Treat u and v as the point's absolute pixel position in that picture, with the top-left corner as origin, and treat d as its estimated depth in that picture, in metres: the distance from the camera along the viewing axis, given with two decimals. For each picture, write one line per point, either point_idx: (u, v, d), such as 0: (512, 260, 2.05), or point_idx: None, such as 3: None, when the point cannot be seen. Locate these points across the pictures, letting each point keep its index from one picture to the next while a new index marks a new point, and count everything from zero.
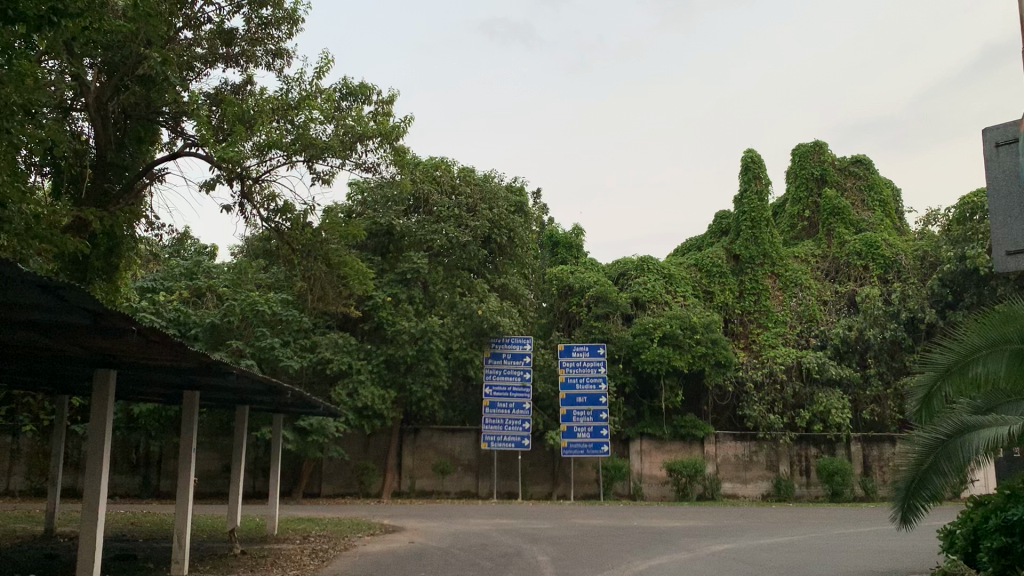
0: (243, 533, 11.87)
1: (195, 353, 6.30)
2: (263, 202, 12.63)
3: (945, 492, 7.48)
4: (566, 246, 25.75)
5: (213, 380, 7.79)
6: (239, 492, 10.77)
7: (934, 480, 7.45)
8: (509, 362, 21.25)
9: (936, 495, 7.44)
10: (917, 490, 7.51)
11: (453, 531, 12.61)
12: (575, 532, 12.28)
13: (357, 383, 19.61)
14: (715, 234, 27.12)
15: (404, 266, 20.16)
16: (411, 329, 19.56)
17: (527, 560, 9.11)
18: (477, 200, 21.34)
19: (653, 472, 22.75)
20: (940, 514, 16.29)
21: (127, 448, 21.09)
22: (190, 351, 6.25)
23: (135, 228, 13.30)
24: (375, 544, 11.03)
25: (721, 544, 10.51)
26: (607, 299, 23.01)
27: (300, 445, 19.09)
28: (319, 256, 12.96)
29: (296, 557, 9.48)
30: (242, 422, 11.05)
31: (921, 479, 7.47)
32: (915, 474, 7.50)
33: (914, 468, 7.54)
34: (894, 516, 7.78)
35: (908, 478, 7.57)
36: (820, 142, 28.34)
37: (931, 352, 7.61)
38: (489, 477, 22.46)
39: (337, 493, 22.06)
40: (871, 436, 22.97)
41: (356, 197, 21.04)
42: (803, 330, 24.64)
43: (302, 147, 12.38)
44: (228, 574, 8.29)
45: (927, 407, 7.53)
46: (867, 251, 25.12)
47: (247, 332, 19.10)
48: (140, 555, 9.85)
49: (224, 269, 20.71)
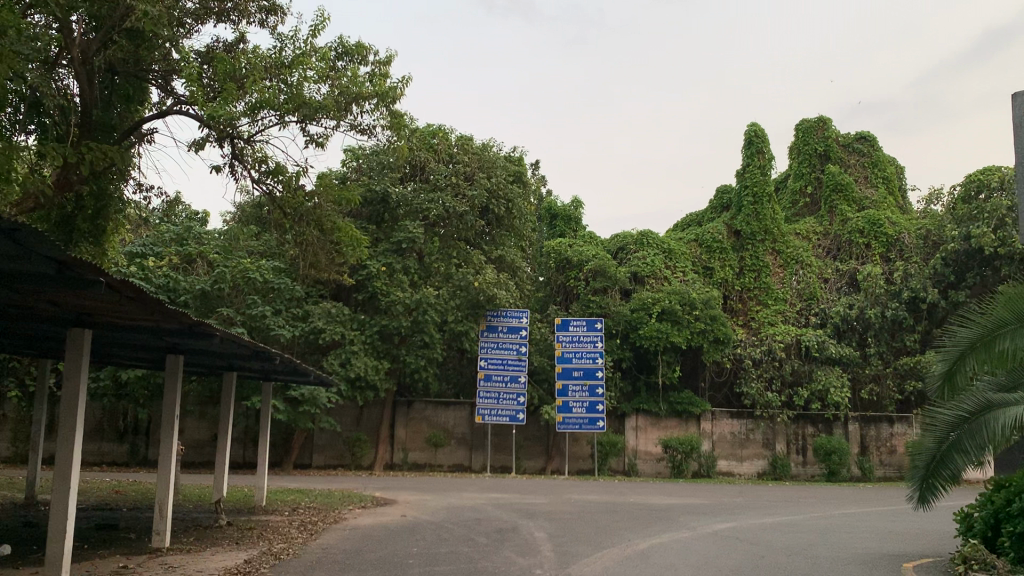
0: (230, 504, 11.54)
1: (174, 314, 5.92)
2: (254, 163, 12.15)
3: (964, 473, 7.24)
4: (565, 218, 25.30)
5: (195, 343, 7.39)
6: (225, 462, 10.42)
7: (955, 460, 7.21)
8: (505, 335, 20.89)
9: (956, 476, 7.20)
10: (937, 469, 7.29)
11: (446, 505, 12.28)
12: (571, 508, 11.96)
13: (350, 354, 19.23)
14: (715, 208, 26.72)
15: (399, 236, 19.74)
16: (406, 300, 19.24)
17: (523, 536, 8.79)
18: (475, 168, 20.83)
19: (647, 448, 22.56)
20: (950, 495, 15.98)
21: (115, 416, 20.78)
22: (169, 311, 5.87)
23: (123, 190, 12.87)
24: (366, 517, 10.70)
25: (722, 523, 10.19)
26: (605, 273, 22.60)
27: (290, 415, 18.77)
28: (312, 222, 12.55)
29: (284, 530, 9.14)
30: (229, 389, 10.65)
31: (941, 458, 7.26)
32: (935, 453, 7.26)
33: (935, 447, 7.31)
34: (910, 496, 7.55)
35: (928, 458, 7.35)
36: (824, 117, 27.83)
37: (956, 324, 7.18)
38: (483, 451, 22.22)
39: (329, 464, 21.80)
40: (869, 416, 22.74)
41: (351, 164, 20.54)
42: (803, 308, 24.28)
43: (295, 106, 11.89)
44: (213, 547, 7.93)
45: (950, 383, 7.14)
46: (869, 229, 24.72)
47: (238, 300, 18.75)
48: (121, 524, 9.52)
49: (216, 236, 20.24)
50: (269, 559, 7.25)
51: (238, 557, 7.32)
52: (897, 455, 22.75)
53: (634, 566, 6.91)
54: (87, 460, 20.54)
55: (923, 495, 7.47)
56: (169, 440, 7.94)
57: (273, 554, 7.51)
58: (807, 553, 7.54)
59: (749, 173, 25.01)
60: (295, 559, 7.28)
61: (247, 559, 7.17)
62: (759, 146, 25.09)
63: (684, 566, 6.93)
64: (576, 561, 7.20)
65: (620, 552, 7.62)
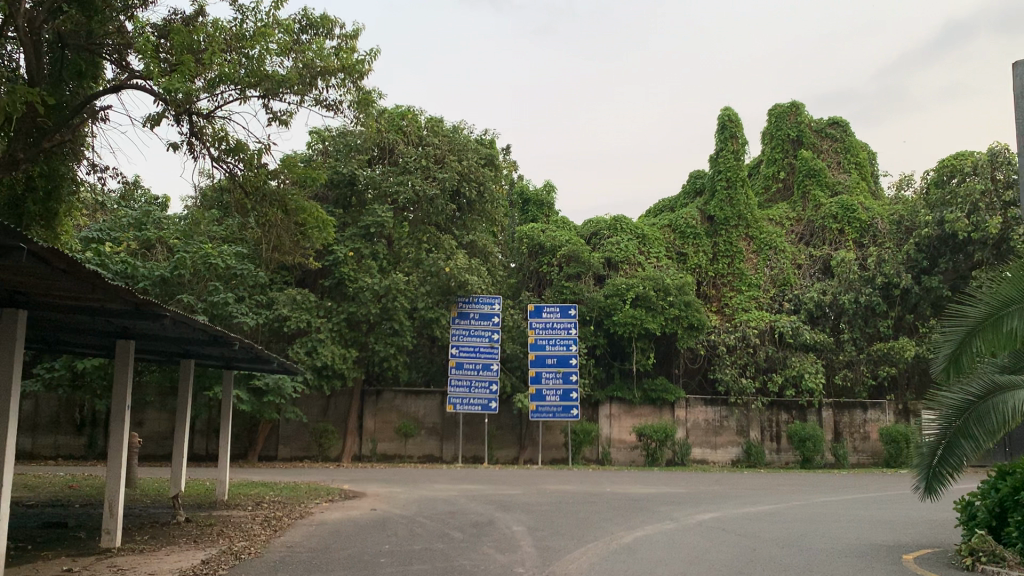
0: (189, 498, 10.96)
1: (113, 289, 5.41)
2: (213, 141, 11.48)
3: (972, 460, 7.05)
4: (537, 204, 24.83)
5: (146, 327, 6.82)
6: (182, 454, 9.82)
7: (962, 446, 7.03)
8: (477, 322, 20.41)
9: (963, 463, 7.01)
10: (944, 455, 7.12)
11: (418, 497, 11.84)
12: (548, 499, 11.58)
13: (316, 342, 18.65)
14: (689, 194, 26.41)
15: (367, 220, 19.18)
16: (374, 287, 18.71)
17: (501, 531, 8.35)
18: (445, 151, 20.29)
19: (621, 436, 22.33)
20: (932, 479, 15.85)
21: (72, 408, 20.00)
22: (107, 285, 5.35)
23: (77, 169, 12.15)
24: (334, 511, 10.20)
25: (706, 513, 9.84)
26: (579, 259, 22.20)
27: (254, 406, 18.12)
28: (275, 202, 11.95)
29: (246, 526, 8.59)
30: (187, 377, 10.03)
31: (948, 444, 7.10)
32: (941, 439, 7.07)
33: (941, 432, 7.14)
34: (916, 485, 7.37)
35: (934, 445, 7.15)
36: (797, 102, 27.64)
37: (959, 304, 6.93)
38: (454, 441, 21.78)
39: (295, 456, 21.22)
40: (843, 402, 22.65)
41: (316, 146, 19.89)
42: (776, 295, 24.10)
43: (257, 79, 11.30)
44: (168, 546, 7.35)
45: (955, 365, 6.85)
46: (842, 214, 24.60)
47: (199, 287, 18.05)
48: (71, 522, 8.91)
49: (176, 220, 19.44)
50: (229, 560, 6.71)
51: (196, 557, 6.76)
52: (871, 441, 22.70)
53: (622, 562, 6.48)
54: (43, 454, 19.76)
55: (929, 484, 7.26)
56: (119, 431, 7.31)
57: (233, 553, 6.97)
58: (801, 545, 7.17)
59: (723, 158, 24.69)
60: (257, 559, 6.74)
61: (205, 560, 6.62)
62: (732, 130, 24.65)
63: (675, 561, 6.50)
64: (559, 557, 6.76)
65: (604, 547, 7.20)
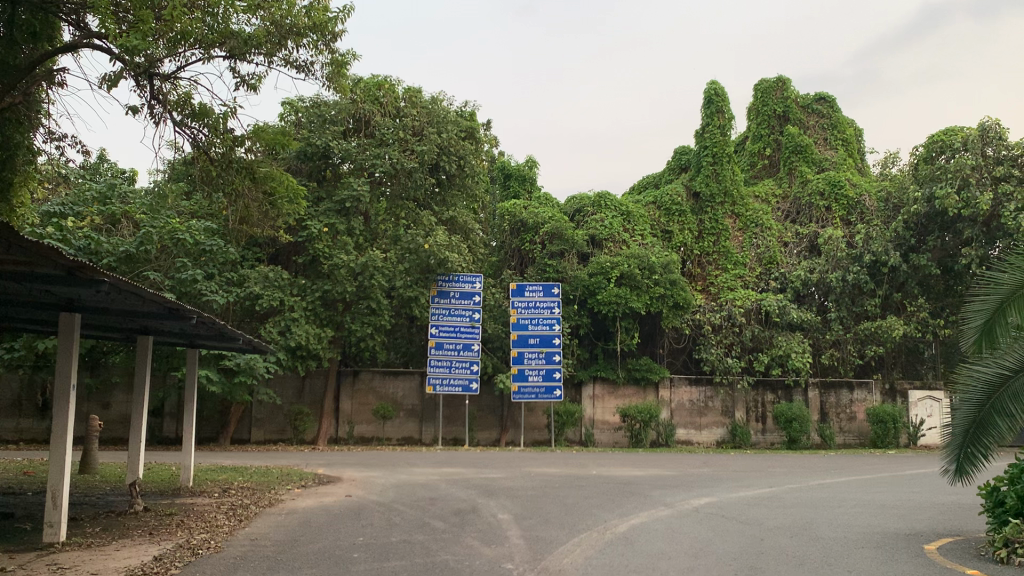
0: (151, 485, 10.29)
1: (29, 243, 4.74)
2: (176, 105, 10.57)
3: (1007, 441, 6.73)
4: (519, 178, 24.14)
5: (88, 296, 6.11)
6: (140, 438, 9.15)
7: (997, 425, 6.69)
8: (457, 301, 19.81)
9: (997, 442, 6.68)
10: (977, 436, 6.78)
11: (396, 482, 11.25)
12: (532, 483, 11.04)
13: (290, 321, 17.97)
14: (673, 170, 25.93)
15: (343, 194, 18.42)
16: (350, 264, 18.05)
17: (485, 519, 7.77)
18: (424, 123, 19.52)
19: (604, 417, 21.86)
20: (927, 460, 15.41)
21: (34, 389, 19.19)
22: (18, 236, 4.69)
23: (31, 137, 11.27)
24: (306, 498, 9.58)
25: (700, 497, 9.31)
26: (562, 236, 21.59)
27: (224, 387, 17.41)
28: (241, 171, 11.15)
29: (209, 516, 7.95)
30: (144, 355, 9.31)
31: (981, 423, 6.75)
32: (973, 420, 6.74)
33: (973, 409, 6.79)
34: (948, 466, 7.03)
35: (966, 425, 6.83)
36: (783, 77, 27.17)
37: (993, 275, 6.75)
38: (433, 423, 21.22)
39: (269, 439, 20.56)
40: (829, 382, 22.33)
41: (289, 117, 19.04)
42: (762, 273, 23.67)
43: (221, 38, 10.51)
44: (119, 540, 6.69)
45: (988, 337, 6.63)
46: (830, 190, 24.17)
47: (166, 263, 17.12)
48: (18, 513, 8.20)
49: (142, 194, 18.48)
50: (185, 556, 6.06)
51: (148, 553, 6.10)
52: (857, 421, 22.38)
53: (620, 555, 5.90)
54: (5, 437, 18.97)
55: (962, 465, 6.91)
56: (63, 413, 6.60)
57: (189, 548, 6.31)
58: (811, 534, 6.62)
59: (709, 133, 24.08)
60: (216, 555, 6.10)
61: (159, 556, 5.97)
62: (719, 104, 24.12)
63: (679, 554, 5.92)
64: (551, 550, 6.15)
65: (599, 538, 6.62)
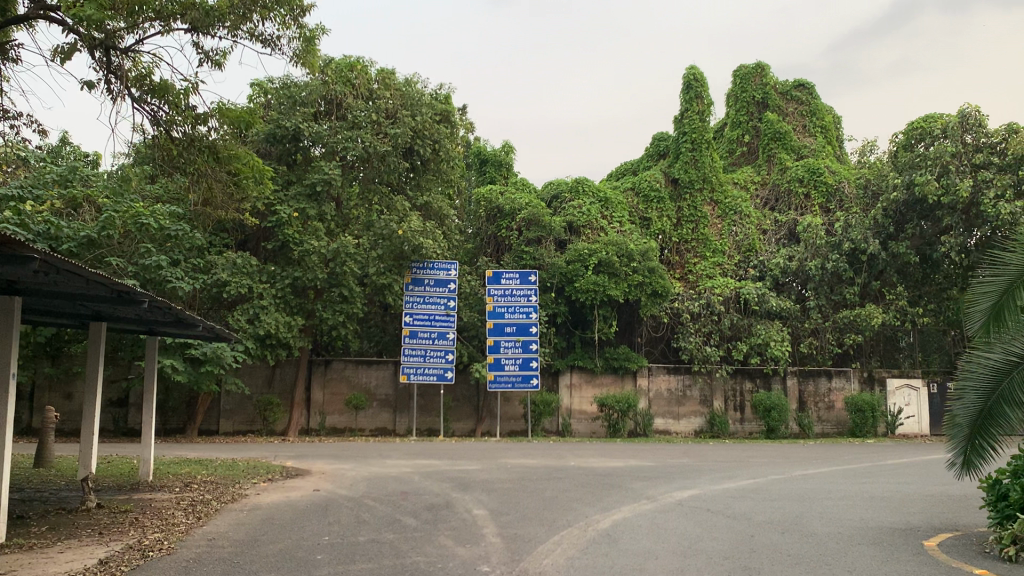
0: (108, 479, 9.79)
1: None
2: (136, 80, 9.96)
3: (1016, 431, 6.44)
4: (495, 163, 23.66)
5: (23, 276, 5.62)
6: (93, 431, 8.64)
7: (1008, 414, 6.40)
8: (431, 289, 19.35)
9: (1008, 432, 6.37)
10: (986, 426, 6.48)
11: (368, 474, 10.82)
12: (509, 475, 10.68)
13: (259, 309, 17.46)
14: (652, 157, 25.64)
15: (313, 177, 17.86)
16: (322, 250, 17.59)
17: (460, 515, 7.38)
18: (397, 106, 19.04)
19: (582, 407, 21.56)
20: (908, 449, 15.25)
21: None
22: None
23: None
24: (271, 492, 9.12)
25: (683, 490, 8.99)
26: (539, 223, 21.15)
27: (190, 377, 16.82)
28: (203, 150, 10.59)
29: (166, 514, 7.47)
30: (97, 342, 8.79)
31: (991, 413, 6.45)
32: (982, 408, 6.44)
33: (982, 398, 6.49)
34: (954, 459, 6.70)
35: (974, 415, 6.52)
36: (762, 63, 26.89)
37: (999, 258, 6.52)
38: (407, 413, 20.80)
39: (239, 430, 20.03)
40: (808, 370, 22.18)
41: (258, 99, 18.47)
42: (741, 261, 23.39)
43: (183, 10, 9.81)
44: (64, 541, 6.21)
45: (996, 320, 6.37)
46: (808, 177, 24.00)
47: (129, 248, 16.45)
48: None
49: (104, 177, 17.54)
50: (133, 558, 5.60)
51: (93, 556, 5.64)
52: (836, 411, 22.24)
53: (604, 555, 5.53)
54: None
55: (970, 457, 6.59)
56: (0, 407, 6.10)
57: (139, 549, 5.86)
58: (803, 529, 6.30)
59: (688, 119, 23.72)
60: (167, 557, 5.65)
61: (105, 559, 5.51)
62: (697, 90, 23.77)
63: (666, 553, 5.57)
64: (530, 550, 5.78)
65: (581, 534, 6.27)
